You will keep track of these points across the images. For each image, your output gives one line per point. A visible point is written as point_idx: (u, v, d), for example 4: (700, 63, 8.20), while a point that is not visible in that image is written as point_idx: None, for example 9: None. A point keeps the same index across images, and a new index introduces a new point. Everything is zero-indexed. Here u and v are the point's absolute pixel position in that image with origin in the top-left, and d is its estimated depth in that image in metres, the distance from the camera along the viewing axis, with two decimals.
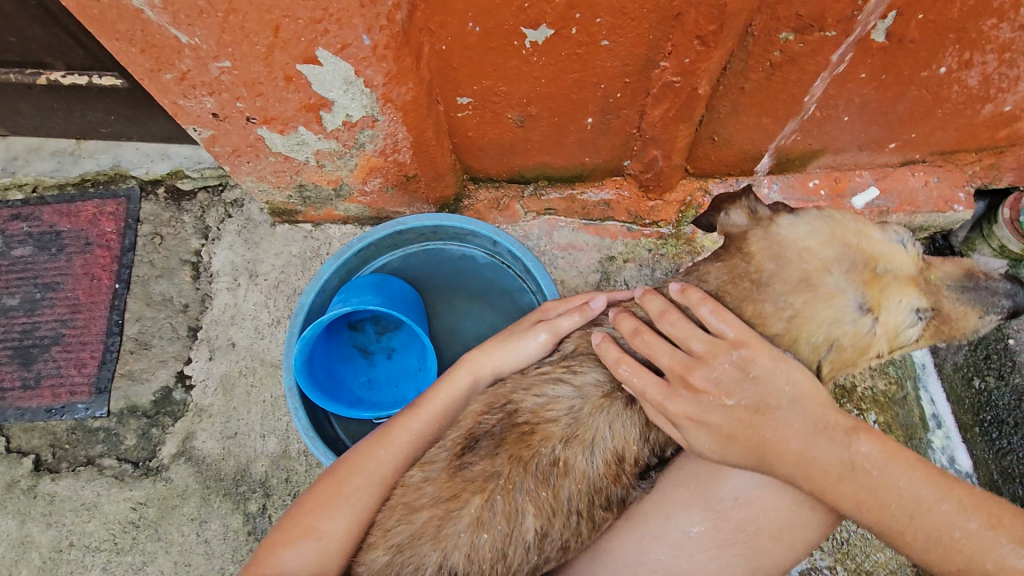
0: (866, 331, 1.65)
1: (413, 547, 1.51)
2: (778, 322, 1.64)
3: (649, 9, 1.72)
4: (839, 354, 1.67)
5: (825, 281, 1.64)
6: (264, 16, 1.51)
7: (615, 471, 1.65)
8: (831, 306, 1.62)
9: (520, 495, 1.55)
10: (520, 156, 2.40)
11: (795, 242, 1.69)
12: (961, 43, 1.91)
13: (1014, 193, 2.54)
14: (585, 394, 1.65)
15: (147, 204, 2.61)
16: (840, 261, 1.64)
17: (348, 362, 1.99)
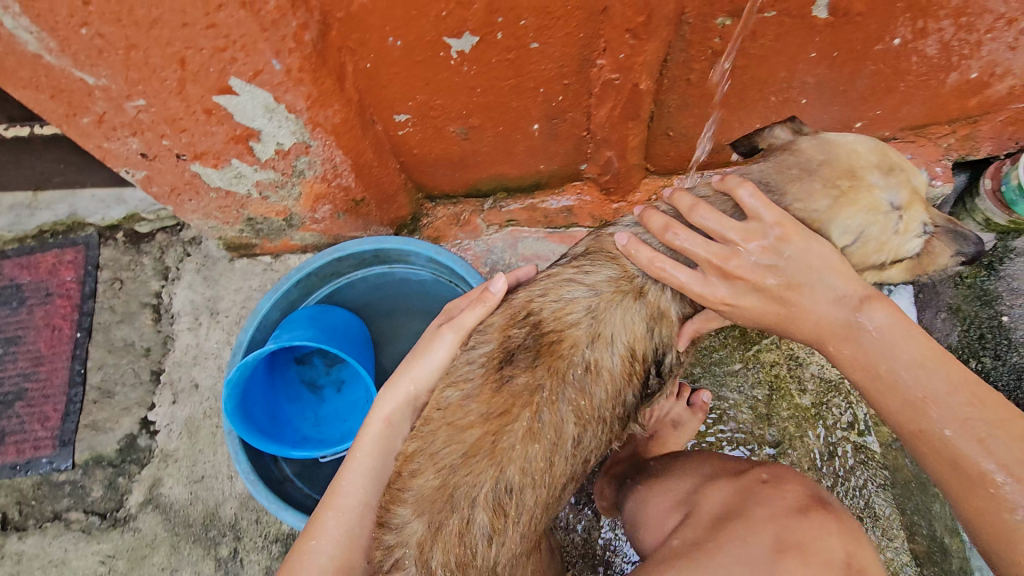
0: (889, 230, 1.65)
1: (468, 465, 1.42)
2: (821, 202, 1.62)
3: (575, 6, 1.65)
4: (864, 247, 1.65)
5: (866, 175, 1.64)
6: (166, 51, 1.47)
7: (630, 370, 1.64)
8: (870, 197, 1.62)
9: (564, 404, 1.52)
10: (472, 169, 2.34)
11: (844, 143, 1.71)
12: (912, 12, 1.81)
13: (995, 162, 2.43)
14: (598, 291, 1.63)
15: (106, 249, 2.58)
16: (880, 163, 1.66)
17: (295, 401, 2.00)
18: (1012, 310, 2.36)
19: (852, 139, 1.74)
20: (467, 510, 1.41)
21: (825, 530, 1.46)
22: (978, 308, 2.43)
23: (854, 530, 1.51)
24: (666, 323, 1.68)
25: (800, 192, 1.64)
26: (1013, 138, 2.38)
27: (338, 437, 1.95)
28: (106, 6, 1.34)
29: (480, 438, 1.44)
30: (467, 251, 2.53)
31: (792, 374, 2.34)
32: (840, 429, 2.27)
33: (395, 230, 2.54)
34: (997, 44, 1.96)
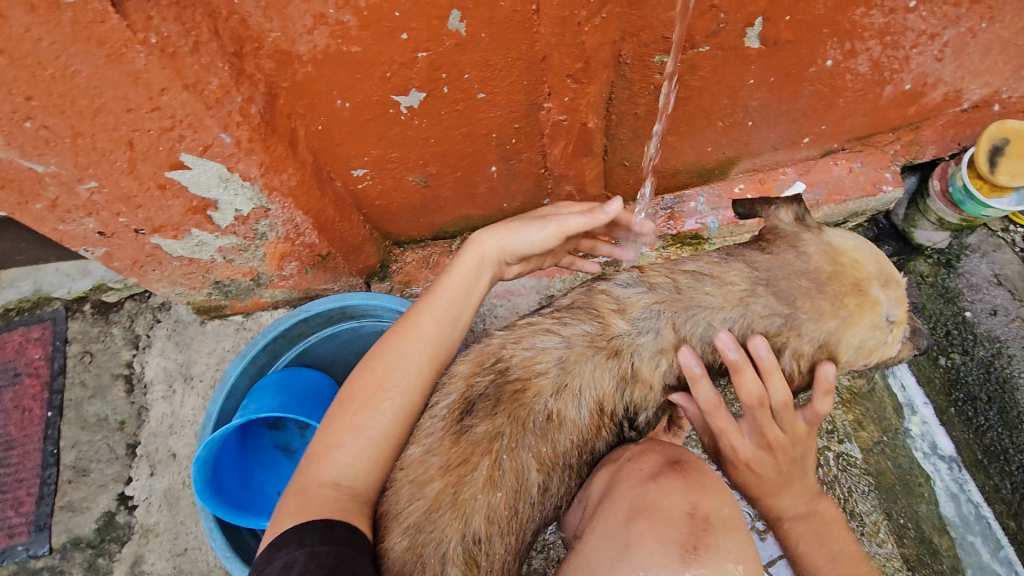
0: (882, 342, 1.60)
1: (432, 521, 1.42)
2: (830, 321, 1.54)
3: (515, 56, 1.71)
4: (856, 356, 1.59)
5: (869, 287, 1.57)
6: (114, 135, 1.49)
7: (597, 423, 1.66)
8: (873, 313, 1.55)
9: (524, 451, 1.51)
10: (436, 214, 2.36)
11: (844, 250, 1.60)
12: (838, 35, 1.89)
13: (941, 164, 2.50)
14: (571, 343, 1.64)
15: (74, 322, 2.56)
16: (879, 275, 1.58)
17: (269, 467, 2.03)
18: (975, 305, 2.41)
19: (856, 242, 1.64)
20: (437, 568, 1.39)
21: (668, 491, 1.37)
22: (942, 306, 2.48)
23: (713, 488, 1.39)
24: (639, 386, 1.67)
25: (812, 306, 1.55)
26: (955, 140, 2.46)
27: None
28: (49, 100, 1.36)
29: (440, 490, 1.44)
30: None
31: None
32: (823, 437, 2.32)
33: (365, 280, 2.50)
34: (925, 56, 2.05)
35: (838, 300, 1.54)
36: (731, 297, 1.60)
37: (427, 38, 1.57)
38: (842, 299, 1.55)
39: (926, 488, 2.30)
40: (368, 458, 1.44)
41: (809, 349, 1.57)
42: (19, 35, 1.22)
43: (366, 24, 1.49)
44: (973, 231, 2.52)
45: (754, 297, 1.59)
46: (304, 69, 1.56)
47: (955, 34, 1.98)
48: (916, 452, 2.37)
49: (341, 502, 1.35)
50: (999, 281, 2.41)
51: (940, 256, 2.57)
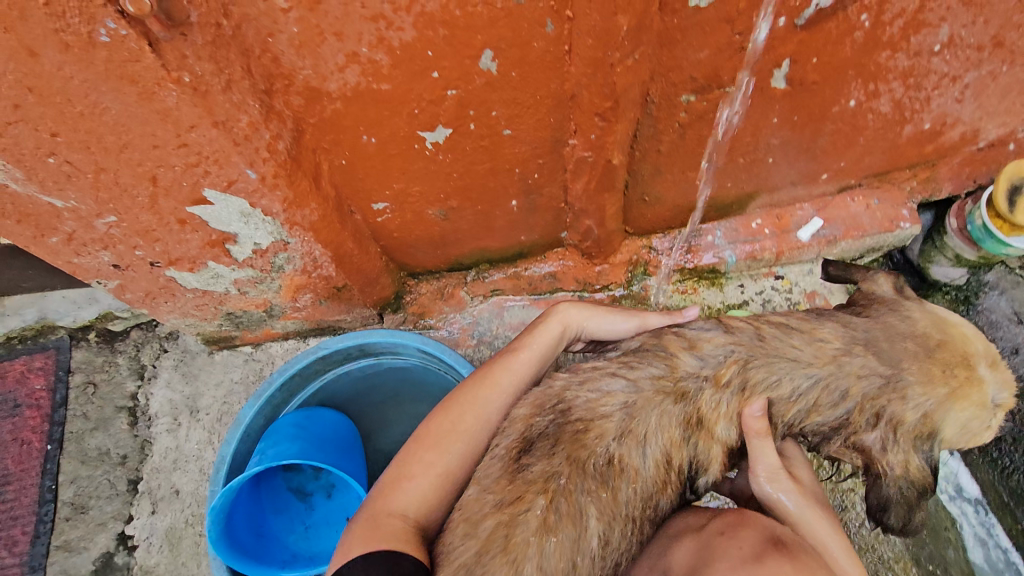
0: (981, 425, 1.53)
1: (484, 564, 1.29)
2: (937, 390, 1.46)
3: (544, 94, 1.70)
4: (950, 433, 1.53)
5: (977, 364, 1.48)
6: (137, 170, 1.46)
7: (664, 477, 1.54)
8: (978, 393, 1.47)
9: (583, 495, 1.39)
10: (454, 246, 2.33)
11: (955, 322, 1.53)
12: (862, 77, 1.90)
13: (956, 202, 2.50)
14: (639, 387, 1.52)
15: (78, 351, 2.49)
16: (988, 352, 1.50)
17: (282, 512, 1.98)
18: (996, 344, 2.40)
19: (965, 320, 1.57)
20: None
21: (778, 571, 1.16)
22: None
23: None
24: (705, 436, 1.56)
25: (917, 373, 1.47)
26: (971, 178, 2.45)
27: (328, 551, 1.93)
28: (74, 136, 1.34)
29: (492, 530, 1.33)
30: (454, 325, 2.46)
31: None
32: (845, 479, 2.23)
33: (378, 311, 2.46)
34: (945, 98, 2.06)
35: (946, 368, 1.46)
36: (823, 353, 1.53)
37: (458, 76, 1.56)
38: (951, 370, 1.47)
39: (952, 532, 2.28)
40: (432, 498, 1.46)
41: (912, 417, 1.50)
42: (50, 72, 1.20)
43: (397, 63, 1.47)
44: (990, 268, 2.50)
45: (850, 355, 1.52)
46: (333, 105, 1.54)
47: (975, 77, 1.99)
48: (941, 495, 2.35)
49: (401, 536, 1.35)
50: (1019, 318, 2.37)
51: (958, 293, 2.59)
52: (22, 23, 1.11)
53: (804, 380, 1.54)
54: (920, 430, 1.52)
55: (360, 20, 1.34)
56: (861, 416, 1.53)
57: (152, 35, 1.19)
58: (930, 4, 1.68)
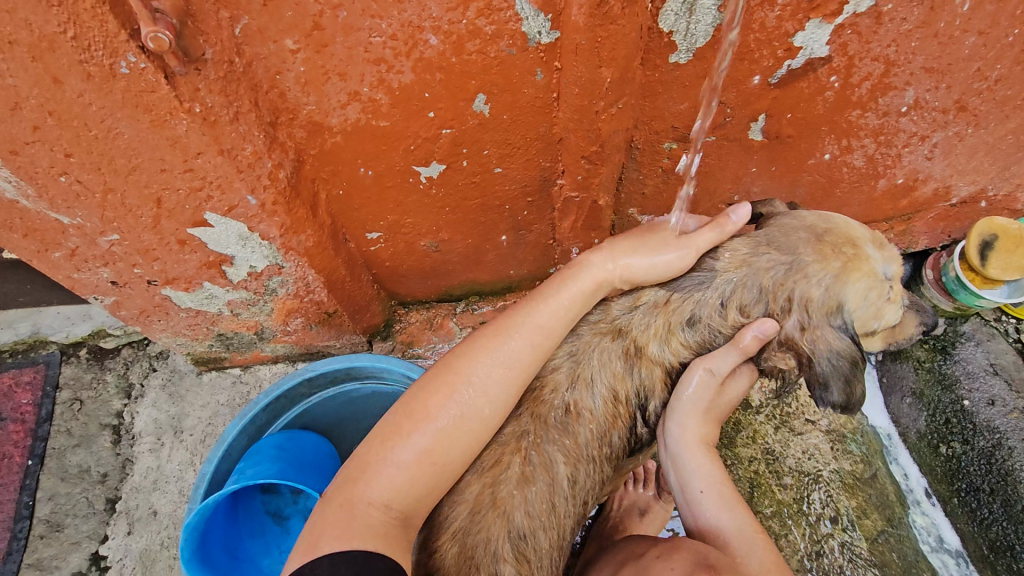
0: (881, 298, 1.70)
1: (477, 522, 1.49)
2: (834, 262, 1.60)
3: (534, 136, 1.80)
4: (861, 314, 1.66)
5: (863, 245, 1.64)
6: (143, 192, 1.54)
7: (613, 412, 1.69)
8: (866, 266, 1.63)
9: (551, 446, 1.59)
10: (445, 278, 2.40)
11: (841, 218, 1.70)
12: (836, 133, 2.02)
13: (933, 255, 2.62)
14: (579, 336, 1.70)
15: (68, 367, 2.52)
16: (870, 236, 1.68)
17: (258, 535, 1.97)
18: (972, 394, 2.39)
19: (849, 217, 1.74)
20: None
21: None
22: (940, 393, 2.47)
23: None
24: (646, 364, 1.70)
25: (811, 253, 1.61)
26: (946, 233, 2.57)
27: None
28: (87, 158, 1.42)
29: (479, 495, 1.52)
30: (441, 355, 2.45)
31: (771, 471, 2.36)
32: (825, 523, 2.25)
33: (368, 339, 2.49)
34: (916, 155, 2.17)
35: (836, 246, 1.61)
36: (736, 258, 1.69)
37: (454, 117, 1.66)
38: (840, 250, 1.61)
39: None
40: (412, 482, 1.36)
41: (818, 294, 1.60)
42: (70, 99, 1.29)
43: (396, 103, 1.58)
44: (966, 319, 2.58)
45: (757, 255, 1.67)
46: (333, 138, 1.64)
47: (943, 137, 2.11)
48: (922, 546, 2.30)
49: (384, 526, 1.29)
50: (995, 371, 2.41)
51: (936, 342, 2.57)
52: (50, 55, 1.20)
53: (723, 286, 1.69)
54: (830, 307, 1.62)
55: (362, 62, 1.45)
56: (777, 303, 1.64)
57: (169, 69, 1.28)
58: (895, 69, 1.80)
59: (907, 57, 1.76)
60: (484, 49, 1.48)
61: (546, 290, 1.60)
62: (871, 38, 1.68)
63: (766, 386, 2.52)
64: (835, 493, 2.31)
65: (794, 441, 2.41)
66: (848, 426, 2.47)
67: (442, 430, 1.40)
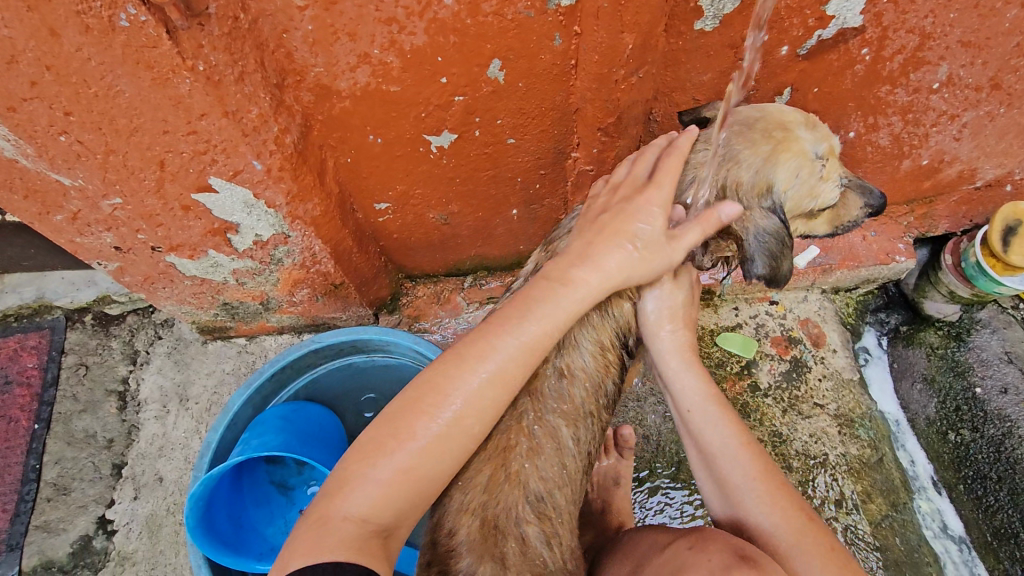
0: (816, 177, 1.74)
1: (483, 499, 1.48)
2: (762, 146, 1.65)
3: (549, 106, 1.74)
4: (796, 193, 1.72)
5: (795, 129, 1.69)
6: (146, 154, 1.49)
7: (604, 363, 1.71)
8: (797, 147, 1.67)
9: (549, 413, 1.58)
10: (453, 251, 2.35)
11: (771, 106, 1.72)
12: (863, 110, 1.94)
13: (952, 239, 2.52)
14: None
15: (73, 333, 2.51)
16: (798, 118, 1.71)
17: (263, 505, 1.97)
18: (985, 381, 2.38)
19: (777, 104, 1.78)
20: None
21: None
22: (952, 379, 2.45)
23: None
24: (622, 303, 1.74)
25: (743, 140, 1.65)
26: (967, 217, 2.50)
27: None
28: (87, 116, 1.37)
29: (491, 475, 1.50)
30: (448, 330, 2.42)
31: (777, 453, 2.33)
32: (829, 507, 2.24)
33: (374, 311, 2.45)
34: (943, 135, 2.10)
35: (768, 135, 1.65)
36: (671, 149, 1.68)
37: (467, 83, 1.60)
38: (770, 135, 1.66)
39: (936, 568, 2.18)
40: (392, 498, 1.19)
41: (749, 177, 1.64)
42: (69, 54, 1.23)
43: (408, 66, 1.51)
44: (982, 306, 2.52)
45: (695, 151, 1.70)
46: (342, 103, 1.58)
47: (974, 116, 2.03)
48: (926, 531, 2.27)
49: (364, 546, 1.13)
50: (1010, 358, 2.39)
51: (951, 328, 2.55)
52: (46, 4, 1.14)
53: None
54: (761, 187, 1.65)
55: (374, 22, 1.38)
56: (711, 190, 1.66)
57: (171, 24, 1.22)
58: (931, 42, 1.71)
59: (944, 29, 1.68)
60: (500, 10, 1.41)
61: (537, 305, 1.36)
62: (908, 8, 1.59)
63: (774, 368, 2.48)
64: (839, 476, 2.29)
65: (800, 425, 2.39)
66: (856, 411, 2.43)
67: (422, 449, 1.23)
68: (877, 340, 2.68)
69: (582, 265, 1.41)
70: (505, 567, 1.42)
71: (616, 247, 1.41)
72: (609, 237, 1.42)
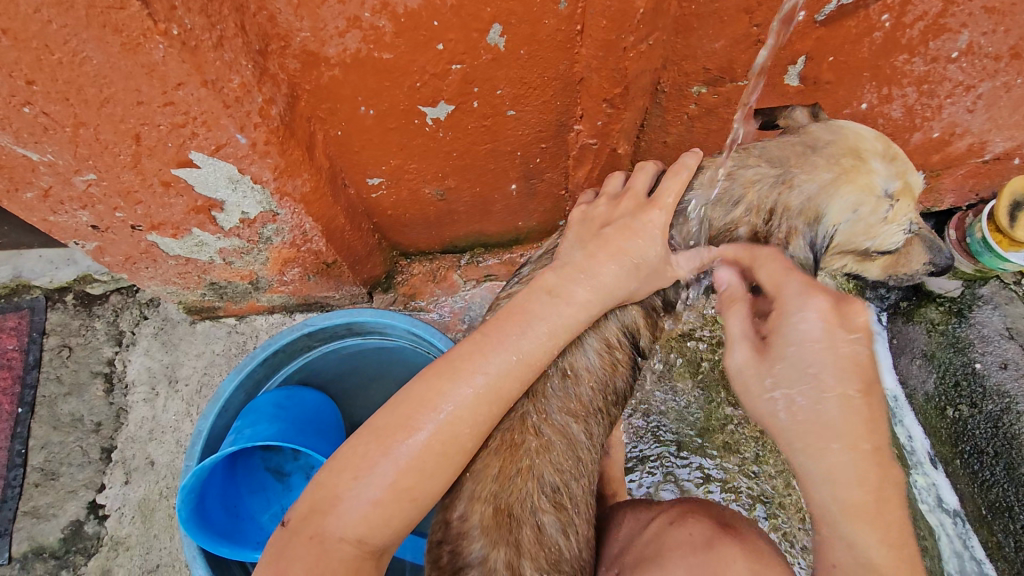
0: (878, 217, 1.58)
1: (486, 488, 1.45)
2: (822, 175, 1.54)
3: (551, 75, 1.64)
4: (851, 231, 1.59)
5: (870, 158, 1.56)
6: (120, 127, 1.38)
7: (612, 360, 1.66)
8: (864, 180, 1.54)
9: (554, 411, 1.53)
10: (449, 227, 2.27)
11: (851, 130, 1.60)
12: (877, 80, 1.85)
13: (957, 214, 2.50)
14: None
15: (54, 313, 2.41)
16: (875, 145, 1.58)
17: (259, 492, 1.94)
18: (985, 357, 2.34)
19: (859, 126, 1.65)
20: None
21: (729, 558, 1.20)
22: (951, 355, 2.43)
23: (770, 558, 1.23)
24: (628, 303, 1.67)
25: (804, 164, 1.55)
26: (974, 191, 2.44)
27: None
28: (53, 86, 1.26)
29: (502, 468, 1.46)
30: (444, 308, 2.36)
31: None
32: None
33: (368, 290, 2.38)
34: (957, 107, 2.02)
35: (833, 159, 1.54)
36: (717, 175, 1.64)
37: (464, 50, 1.49)
38: (838, 161, 1.54)
39: (931, 542, 2.23)
40: (378, 516, 1.24)
41: (798, 203, 1.55)
42: (27, 15, 1.12)
43: (401, 32, 1.40)
44: (985, 282, 2.49)
45: (744, 167, 1.61)
46: (330, 72, 1.47)
47: (990, 87, 1.95)
48: (924, 505, 2.33)
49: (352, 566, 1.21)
50: (1011, 335, 2.35)
51: (952, 304, 2.51)
52: None
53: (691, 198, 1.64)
54: (808, 216, 1.55)
55: None
56: (758, 216, 1.58)
57: None
58: (953, 8, 1.63)
59: None
60: None
61: (535, 321, 1.39)
62: None
63: None
64: None
65: None
66: None
67: (405, 466, 1.24)
68: (878, 316, 2.69)
69: (581, 282, 1.44)
70: (519, 554, 1.41)
71: (610, 263, 1.45)
72: (604, 251, 1.46)
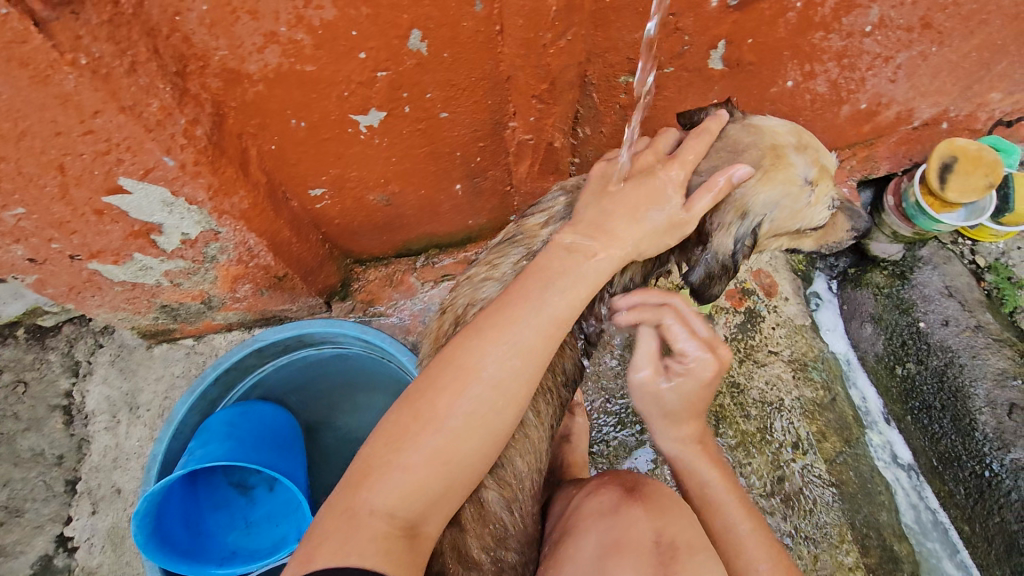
0: (801, 203, 1.74)
1: None
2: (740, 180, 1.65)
3: (478, 76, 1.67)
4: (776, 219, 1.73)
5: (788, 153, 1.67)
6: (42, 159, 1.37)
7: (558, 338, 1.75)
8: (785, 176, 1.66)
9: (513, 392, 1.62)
10: (401, 231, 2.28)
11: (769, 128, 1.67)
12: (798, 58, 1.91)
13: (893, 179, 2.53)
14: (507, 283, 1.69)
15: (5, 350, 2.34)
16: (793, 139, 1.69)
17: (223, 507, 1.96)
18: (927, 316, 2.42)
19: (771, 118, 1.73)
20: None
21: (632, 520, 1.25)
22: (897, 317, 2.51)
23: (674, 513, 1.27)
24: None
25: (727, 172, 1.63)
26: (907, 156, 2.51)
27: (272, 543, 1.90)
28: None
29: None
30: (403, 312, 2.37)
31: (736, 403, 2.40)
32: (786, 449, 2.33)
33: (325, 300, 2.38)
34: (879, 78, 2.09)
35: (754, 162, 1.63)
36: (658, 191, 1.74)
37: (388, 57, 1.51)
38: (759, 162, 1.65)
39: (887, 496, 2.34)
40: (415, 496, 1.11)
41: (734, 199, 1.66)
42: None
43: (321, 43, 1.41)
44: (924, 243, 2.56)
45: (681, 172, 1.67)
46: (255, 87, 1.47)
47: (907, 57, 2.03)
48: (879, 462, 2.43)
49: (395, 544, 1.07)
50: (950, 293, 2.44)
51: (895, 267, 2.59)
52: None
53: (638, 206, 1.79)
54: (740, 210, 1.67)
55: None
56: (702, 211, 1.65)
57: (38, 14, 1.11)
58: None
59: None
60: None
61: (555, 275, 1.27)
62: None
63: (730, 321, 2.53)
64: (796, 420, 2.38)
65: (756, 373, 2.45)
66: (809, 354, 2.52)
67: (450, 434, 1.14)
68: (827, 284, 2.77)
69: (599, 237, 1.31)
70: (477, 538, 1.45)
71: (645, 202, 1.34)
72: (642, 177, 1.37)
